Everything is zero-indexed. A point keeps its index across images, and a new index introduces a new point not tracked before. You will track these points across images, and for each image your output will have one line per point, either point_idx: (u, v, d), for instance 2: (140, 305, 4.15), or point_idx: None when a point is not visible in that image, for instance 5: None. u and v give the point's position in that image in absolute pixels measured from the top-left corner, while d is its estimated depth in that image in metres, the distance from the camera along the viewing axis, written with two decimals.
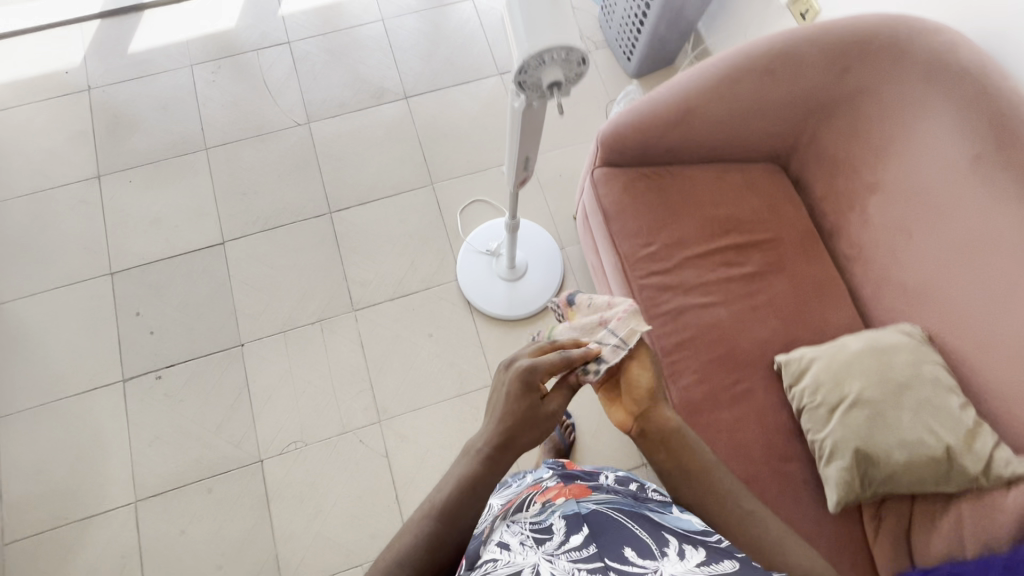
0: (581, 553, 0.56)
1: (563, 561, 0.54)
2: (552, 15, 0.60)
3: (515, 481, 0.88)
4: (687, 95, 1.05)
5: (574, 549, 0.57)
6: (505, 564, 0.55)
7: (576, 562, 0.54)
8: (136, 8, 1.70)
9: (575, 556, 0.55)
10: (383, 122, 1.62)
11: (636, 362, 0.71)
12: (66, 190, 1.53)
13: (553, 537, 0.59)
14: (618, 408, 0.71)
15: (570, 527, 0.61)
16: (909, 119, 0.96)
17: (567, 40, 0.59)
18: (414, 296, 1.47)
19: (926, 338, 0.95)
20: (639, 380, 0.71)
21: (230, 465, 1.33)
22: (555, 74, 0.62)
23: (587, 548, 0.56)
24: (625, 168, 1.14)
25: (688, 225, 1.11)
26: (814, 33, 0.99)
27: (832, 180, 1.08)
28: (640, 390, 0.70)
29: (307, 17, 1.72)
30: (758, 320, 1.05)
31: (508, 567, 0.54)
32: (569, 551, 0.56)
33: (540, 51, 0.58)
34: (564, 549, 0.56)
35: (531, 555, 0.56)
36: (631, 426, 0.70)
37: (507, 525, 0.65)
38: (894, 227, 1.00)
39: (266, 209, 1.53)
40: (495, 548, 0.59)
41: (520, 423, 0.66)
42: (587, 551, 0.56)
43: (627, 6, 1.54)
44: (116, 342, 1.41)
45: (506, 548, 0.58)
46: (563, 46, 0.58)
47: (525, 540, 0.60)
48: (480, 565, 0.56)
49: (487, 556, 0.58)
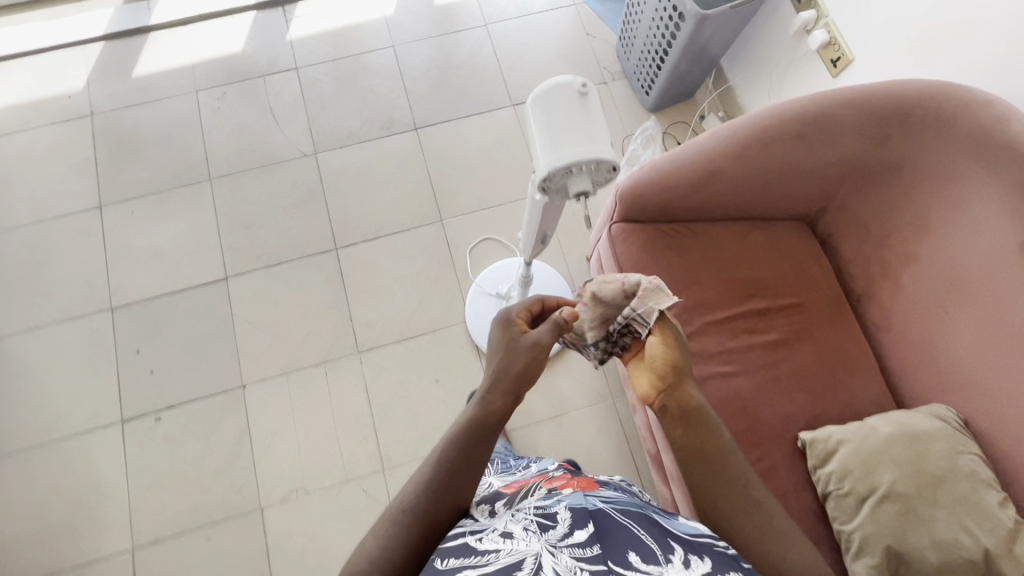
0: (584, 551, 0.53)
1: (565, 556, 0.52)
2: (583, 121, 0.55)
3: (518, 474, 0.91)
4: (715, 154, 0.99)
5: (576, 545, 0.54)
6: (506, 554, 0.53)
7: (579, 559, 0.52)
8: (142, 30, 1.66)
9: (578, 552, 0.52)
10: (392, 154, 1.57)
11: (656, 335, 0.73)
12: (68, 221, 1.49)
13: (557, 525, 0.57)
14: (641, 382, 0.72)
15: (575, 521, 0.58)
16: (951, 193, 0.90)
17: (597, 151, 0.54)
18: (421, 339, 1.42)
19: (961, 423, 0.90)
20: (656, 351, 0.71)
21: (230, 512, 1.29)
22: (583, 182, 0.57)
23: (590, 546, 0.53)
24: (644, 224, 1.08)
25: (709, 288, 1.05)
26: (853, 98, 0.94)
27: (863, 246, 1.03)
28: (660, 363, 0.70)
29: (316, 42, 1.67)
30: (781, 392, 1.00)
31: (509, 557, 0.52)
32: (572, 546, 0.54)
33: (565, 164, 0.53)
34: (567, 543, 0.54)
35: (534, 544, 0.54)
36: (653, 399, 0.70)
37: (511, 513, 0.63)
38: (930, 303, 0.95)
39: (271, 243, 1.49)
40: (496, 539, 0.57)
41: (509, 358, 0.67)
42: (590, 549, 0.53)
43: (650, 37, 1.44)
44: (115, 381, 1.38)
45: (507, 538, 0.56)
46: (591, 158, 0.53)
47: (528, 526, 0.58)
48: (479, 552, 0.54)
49: (489, 545, 0.55)
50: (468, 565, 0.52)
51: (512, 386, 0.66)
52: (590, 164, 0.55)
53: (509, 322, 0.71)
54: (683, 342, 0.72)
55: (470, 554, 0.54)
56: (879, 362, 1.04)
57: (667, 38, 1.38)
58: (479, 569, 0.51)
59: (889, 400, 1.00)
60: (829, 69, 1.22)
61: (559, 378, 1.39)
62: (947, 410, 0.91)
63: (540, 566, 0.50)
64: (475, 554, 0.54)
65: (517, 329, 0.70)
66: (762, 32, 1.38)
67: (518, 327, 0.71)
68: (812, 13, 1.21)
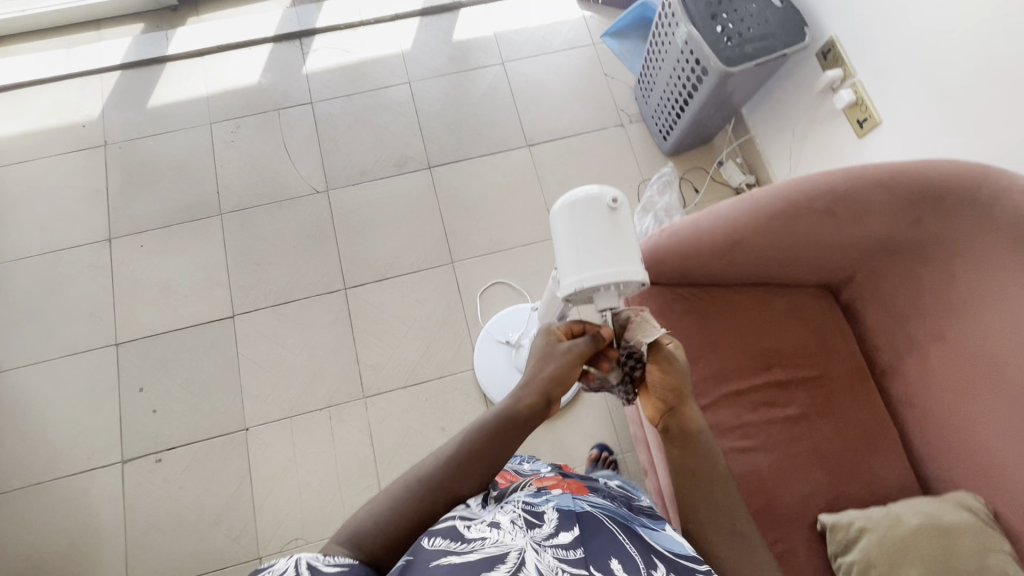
0: (567, 553, 0.55)
1: (549, 556, 0.53)
2: (614, 241, 0.61)
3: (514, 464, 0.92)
4: (737, 225, 0.96)
5: (561, 546, 0.55)
6: (492, 544, 0.53)
7: (561, 560, 0.53)
8: (159, 60, 1.66)
9: (561, 554, 0.54)
10: (404, 192, 1.55)
11: (655, 366, 0.72)
12: (77, 253, 1.48)
13: (543, 525, 0.59)
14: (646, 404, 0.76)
15: (561, 522, 0.60)
16: (983, 278, 0.87)
17: (628, 273, 0.61)
18: (428, 385, 1.39)
19: (990, 515, 0.84)
20: (657, 380, 0.73)
21: (227, 561, 1.25)
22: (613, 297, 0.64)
23: (574, 549, 0.55)
24: (662, 288, 1.05)
25: (727, 357, 1.02)
26: (882, 175, 0.90)
27: (888, 319, 1.00)
28: (660, 389, 0.73)
29: (333, 76, 1.66)
30: (801, 471, 0.95)
31: (495, 547, 0.53)
32: (556, 546, 0.56)
33: (602, 285, 0.59)
34: (551, 543, 0.56)
35: (519, 537, 0.55)
36: (658, 420, 0.75)
37: (501, 502, 0.65)
38: (958, 388, 0.91)
39: (279, 281, 1.47)
40: (483, 528, 0.57)
41: (547, 358, 0.69)
42: (573, 553, 0.55)
43: (670, 84, 1.40)
44: (117, 419, 1.36)
45: (495, 526, 0.57)
46: (625, 280, 0.60)
47: (516, 518, 0.59)
48: (465, 538, 0.54)
49: (474, 532, 0.56)
50: (453, 550, 0.52)
51: (546, 388, 0.68)
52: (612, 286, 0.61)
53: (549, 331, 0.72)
54: (683, 365, 0.72)
55: (456, 540, 0.54)
56: (903, 441, 1.00)
57: (689, 87, 1.34)
58: (463, 557, 0.51)
59: (914, 482, 0.96)
60: (854, 129, 1.21)
61: (566, 431, 1.36)
62: (974, 498, 0.86)
63: (524, 562, 0.51)
64: (461, 542, 0.54)
65: (557, 336, 0.71)
66: (786, 85, 1.37)
67: (558, 335, 0.71)
68: (838, 72, 1.20)
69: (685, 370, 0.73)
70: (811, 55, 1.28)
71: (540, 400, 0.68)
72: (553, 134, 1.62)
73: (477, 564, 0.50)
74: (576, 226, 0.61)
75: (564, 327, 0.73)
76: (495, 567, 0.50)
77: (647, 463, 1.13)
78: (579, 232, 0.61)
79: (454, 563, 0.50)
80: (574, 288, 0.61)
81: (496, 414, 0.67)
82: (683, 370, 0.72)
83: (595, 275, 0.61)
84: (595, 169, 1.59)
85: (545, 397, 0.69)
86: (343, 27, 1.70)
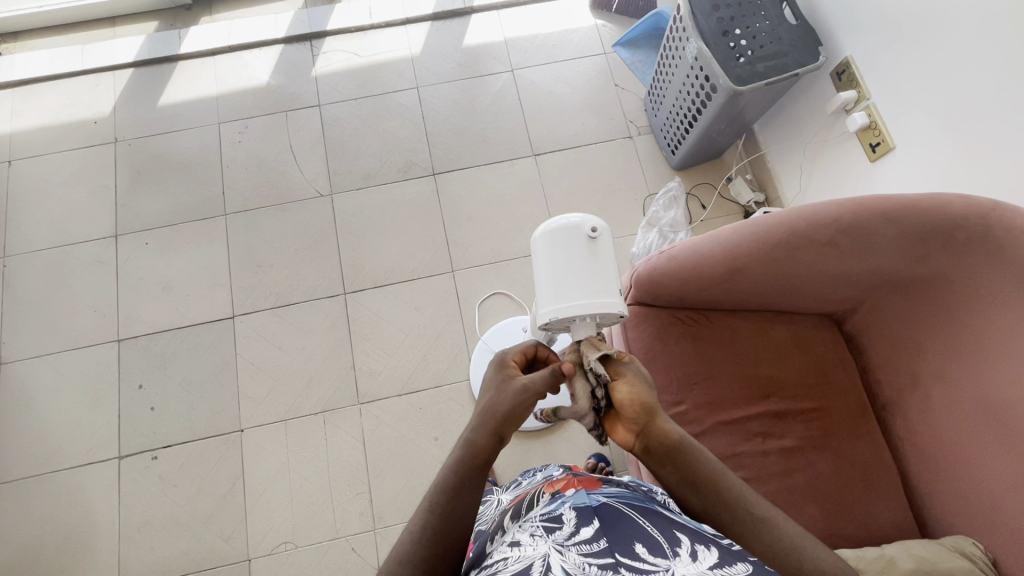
0: (591, 547, 0.54)
1: (574, 553, 0.52)
2: (591, 274, 0.68)
3: (526, 480, 0.92)
4: (736, 251, 0.94)
5: (584, 541, 0.55)
6: (515, 561, 0.53)
7: (587, 555, 0.52)
8: (171, 60, 1.67)
9: (586, 549, 0.53)
10: (408, 198, 1.55)
11: (620, 382, 0.68)
12: (85, 248, 1.50)
13: (563, 526, 0.58)
14: (618, 427, 0.69)
15: (581, 519, 0.59)
16: (993, 319, 0.83)
17: (602, 303, 0.67)
18: (423, 394, 1.38)
19: (989, 561, 0.81)
20: (626, 400, 0.68)
21: (217, 562, 1.26)
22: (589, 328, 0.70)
23: (597, 541, 0.55)
24: (659, 311, 1.03)
25: (722, 384, 1.00)
26: (890, 208, 0.87)
27: (893, 352, 0.98)
28: (630, 407, 0.67)
29: (342, 79, 1.66)
30: (795, 505, 0.92)
31: (518, 563, 0.52)
32: (579, 543, 0.55)
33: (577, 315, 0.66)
34: (574, 541, 0.55)
35: (541, 545, 0.54)
36: (635, 443, 0.68)
37: (520, 522, 0.63)
38: (961, 430, 0.88)
39: (280, 285, 1.47)
40: (506, 548, 0.57)
41: (498, 396, 0.67)
42: (597, 545, 0.54)
43: (679, 98, 1.38)
44: (116, 415, 1.37)
45: (516, 545, 0.56)
46: (600, 311, 0.66)
47: (535, 532, 0.58)
48: (491, 565, 0.55)
49: (498, 557, 0.56)
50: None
51: (497, 427, 0.66)
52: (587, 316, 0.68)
53: (504, 364, 0.71)
54: (644, 377, 0.69)
55: (483, 571, 0.55)
56: (903, 479, 0.97)
57: (698, 102, 1.31)
58: None
59: (911, 523, 0.93)
60: (866, 153, 1.18)
61: (560, 446, 1.34)
62: (973, 545, 0.83)
63: (549, 567, 0.50)
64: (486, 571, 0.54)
65: (511, 371, 0.70)
66: (799, 103, 1.34)
67: (512, 370, 0.70)
68: (852, 94, 1.17)
69: (647, 381, 0.69)
70: (825, 74, 1.25)
71: (491, 443, 0.67)
72: (560, 143, 1.60)
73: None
74: (556, 259, 0.69)
75: (518, 353, 0.72)
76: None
77: (635, 472, 1.09)
78: (557, 264, 0.69)
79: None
80: (550, 317, 0.68)
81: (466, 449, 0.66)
82: (647, 381, 0.69)
83: (572, 304, 0.67)
84: (601, 181, 1.56)
85: (497, 437, 0.67)
86: (354, 30, 1.70)
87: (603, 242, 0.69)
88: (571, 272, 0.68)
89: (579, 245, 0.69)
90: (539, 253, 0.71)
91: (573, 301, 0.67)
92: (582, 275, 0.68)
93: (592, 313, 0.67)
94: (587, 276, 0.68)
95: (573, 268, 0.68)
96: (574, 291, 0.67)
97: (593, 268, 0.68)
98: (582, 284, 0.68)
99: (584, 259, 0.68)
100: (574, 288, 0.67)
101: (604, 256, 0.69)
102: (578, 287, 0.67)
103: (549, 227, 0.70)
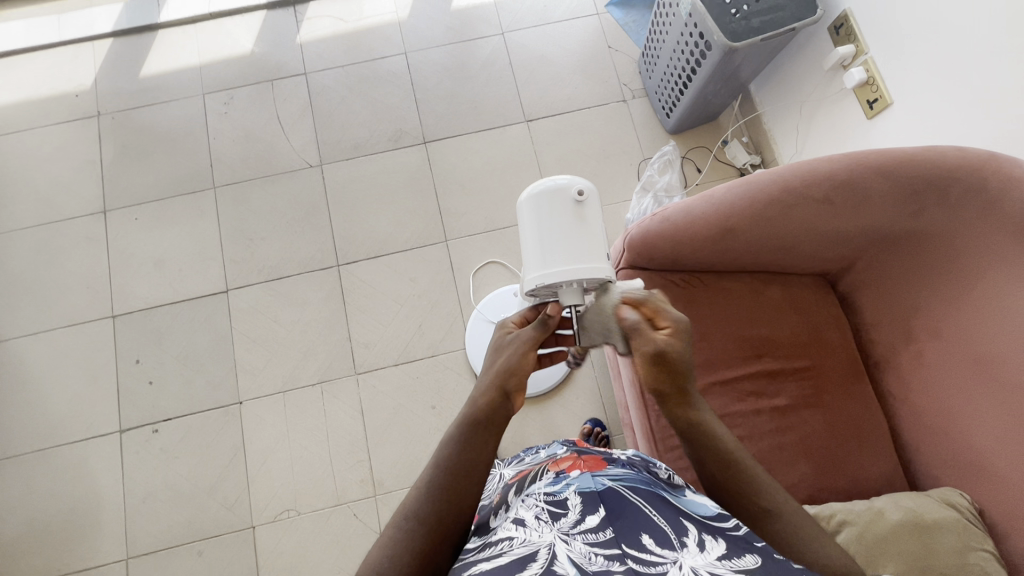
0: (597, 536, 0.55)
1: (579, 543, 0.54)
2: (574, 239, 0.71)
3: (528, 455, 0.91)
4: (729, 212, 0.93)
5: (590, 531, 0.56)
6: (521, 544, 0.55)
7: (592, 544, 0.54)
8: (149, 28, 1.62)
9: (592, 538, 0.55)
10: (399, 167, 1.52)
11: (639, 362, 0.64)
12: (73, 224, 1.49)
13: (568, 513, 0.60)
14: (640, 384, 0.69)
15: (586, 507, 0.60)
16: (989, 275, 0.84)
17: (584, 271, 0.69)
18: (419, 363, 1.39)
19: (976, 513, 0.83)
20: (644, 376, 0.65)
21: (223, 529, 1.28)
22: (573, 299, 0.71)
23: (603, 531, 0.56)
24: (650, 273, 1.03)
25: (719, 346, 1.00)
26: (884, 165, 0.87)
27: (885, 312, 0.98)
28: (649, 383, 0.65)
29: (326, 46, 1.61)
30: (787, 463, 0.94)
31: (524, 547, 0.54)
32: (585, 531, 0.56)
33: (558, 280, 0.69)
34: (580, 530, 0.56)
35: (547, 532, 0.56)
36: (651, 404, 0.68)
37: (524, 500, 0.66)
38: (952, 386, 0.88)
39: (272, 258, 1.46)
40: (511, 527, 0.59)
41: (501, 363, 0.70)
42: (604, 535, 0.55)
43: (674, 59, 1.34)
44: (115, 391, 1.38)
45: (521, 525, 0.59)
46: (581, 279, 0.69)
47: (540, 514, 0.60)
48: (495, 543, 0.57)
49: (503, 535, 0.58)
50: (484, 556, 0.55)
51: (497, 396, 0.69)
52: (573, 282, 0.71)
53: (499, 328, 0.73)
54: (672, 359, 0.63)
55: (487, 546, 0.57)
56: (893, 437, 0.98)
57: (692, 62, 1.28)
58: (496, 560, 0.53)
59: (901, 477, 0.95)
60: (864, 109, 1.16)
61: (556, 413, 1.35)
62: (959, 496, 0.85)
63: (555, 556, 0.52)
64: (489, 547, 0.57)
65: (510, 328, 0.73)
66: (795, 60, 1.31)
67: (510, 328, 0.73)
68: (850, 49, 1.14)
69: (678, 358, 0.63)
70: (824, 28, 1.22)
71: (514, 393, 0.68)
72: (553, 109, 1.57)
73: (507, 565, 0.51)
74: (543, 222, 0.72)
75: (516, 319, 0.74)
76: (527, 565, 0.51)
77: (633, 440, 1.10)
78: (543, 228, 0.71)
79: (486, 568, 0.52)
80: (535, 283, 0.70)
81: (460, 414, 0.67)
82: (673, 367, 0.63)
83: (553, 270, 0.70)
84: (595, 146, 1.54)
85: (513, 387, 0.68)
86: None
87: (589, 206, 0.72)
88: (558, 236, 0.71)
89: (565, 209, 0.71)
90: (525, 216, 0.74)
91: (559, 267, 0.70)
92: (570, 238, 0.71)
93: (575, 280, 0.70)
94: (572, 240, 0.71)
95: (558, 233, 0.71)
96: (560, 256, 0.70)
97: (579, 232, 0.71)
98: (563, 251, 0.70)
99: (570, 222, 0.71)
100: (561, 253, 0.70)
101: (590, 218, 0.72)
102: (564, 251, 0.70)
103: (536, 190, 0.73)
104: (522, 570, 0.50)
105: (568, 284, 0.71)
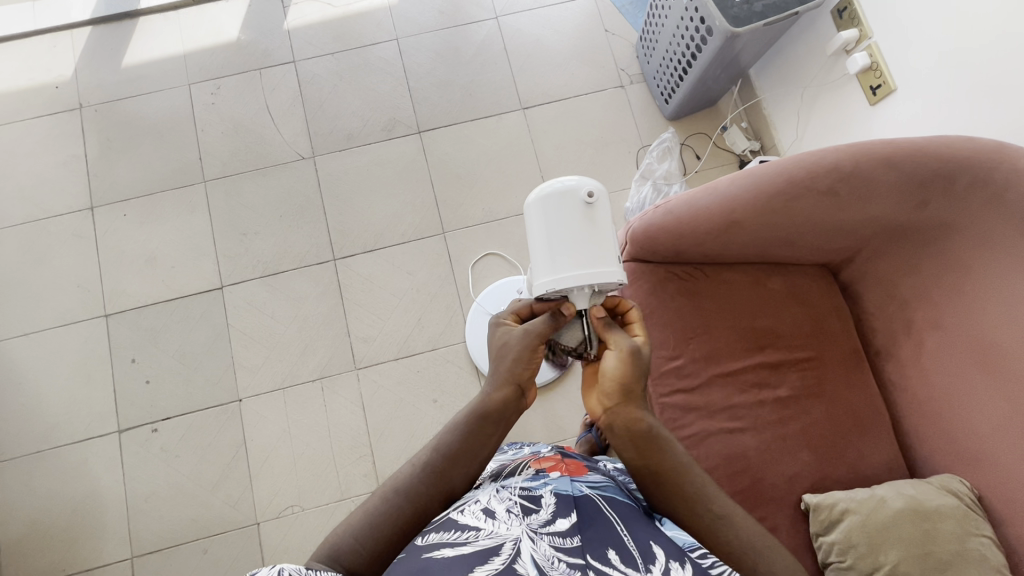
0: (564, 541, 0.56)
1: (546, 544, 0.54)
2: (581, 240, 0.69)
3: (511, 450, 0.90)
4: (733, 205, 0.92)
5: (558, 534, 0.56)
6: (487, 536, 0.54)
7: (558, 548, 0.54)
8: (131, 15, 1.56)
9: (558, 542, 0.55)
10: (394, 157, 1.49)
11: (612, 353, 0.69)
12: (60, 222, 1.45)
13: (540, 511, 0.60)
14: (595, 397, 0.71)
15: (558, 509, 0.61)
16: (992, 264, 0.84)
17: (592, 273, 0.69)
18: (419, 357, 1.38)
19: (975, 498, 0.85)
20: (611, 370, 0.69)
21: (228, 526, 1.28)
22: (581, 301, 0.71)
23: (571, 537, 0.56)
24: (653, 266, 1.02)
25: (722, 338, 1.00)
26: (889, 157, 0.87)
27: (887, 303, 0.98)
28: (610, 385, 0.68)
29: (315, 33, 1.56)
30: (789, 453, 0.94)
31: (490, 539, 0.54)
32: (553, 534, 0.56)
33: (566, 282, 0.68)
34: (548, 531, 0.56)
35: (515, 526, 0.56)
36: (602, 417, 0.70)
37: (496, 489, 0.65)
38: (954, 376, 0.89)
39: (267, 253, 1.44)
40: (480, 516, 0.58)
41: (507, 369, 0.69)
42: (571, 541, 0.56)
43: (673, 43, 1.32)
44: (112, 390, 1.36)
45: (490, 515, 0.58)
46: (590, 282, 0.68)
47: (511, 507, 0.60)
48: (461, 528, 0.56)
49: (470, 521, 0.57)
50: (448, 541, 0.54)
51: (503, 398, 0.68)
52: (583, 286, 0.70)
53: (498, 324, 0.71)
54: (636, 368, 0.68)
55: (451, 530, 0.56)
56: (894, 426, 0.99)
57: (693, 47, 1.25)
58: (460, 548, 0.53)
59: (901, 465, 0.96)
60: (867, 95, 1.14)
61: (558, 403, 1.35)
62: (959, 483, 0.86)
63: (519, 553, 0.52)
64: (456, 533, 0.56)
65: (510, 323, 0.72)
66: (797, 44, 1.29)
67: (508, 324, 0.71)
68: (853, 34, 1.12)
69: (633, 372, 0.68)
70: (826, 13, 1.20)
71: (513, 392, 0.68)
72: (549, 95, 1.54)
73: (470, 557, 0.51)
74: (553, 225, 0.70)
75: (512, 313, 0.73)
76: (490, 559, 0.51)
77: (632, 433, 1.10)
78: (553, 231, 0.70)
79: (449, 557, 0.52)
80: (547, 286, 0.70)
81: (475, 417, 0.68)
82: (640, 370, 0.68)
83: (561, 273, 0.69)
84: (592, 134, 1.52)
85: (518, 388, 0.68)
86: None
87: (600, 206, 0.71)
88: (567, 240, 0.70)
89: (576, 210, 0.70)
90: (533, 217, 0.72)
91: (569, 271, 0.69)
92: (579, 241, 0.69)
93: (586, 284, 0.69)
94: (583, 242, 0.69)
95: (567, 236, 0.70)
96: (570, 260, 0.69)
97: (591, 233, 0.70)
98: (569, 253, 0.69)
99: (582, 224, 0.70)
100: (570, 257, 0.69)
101: (601, 219, 0.71)
102: (573, 254, 0.69)
103: (544, 190, 0.72)
104: (483, 564, 0.50)
105: (580, 288, 0.70)
